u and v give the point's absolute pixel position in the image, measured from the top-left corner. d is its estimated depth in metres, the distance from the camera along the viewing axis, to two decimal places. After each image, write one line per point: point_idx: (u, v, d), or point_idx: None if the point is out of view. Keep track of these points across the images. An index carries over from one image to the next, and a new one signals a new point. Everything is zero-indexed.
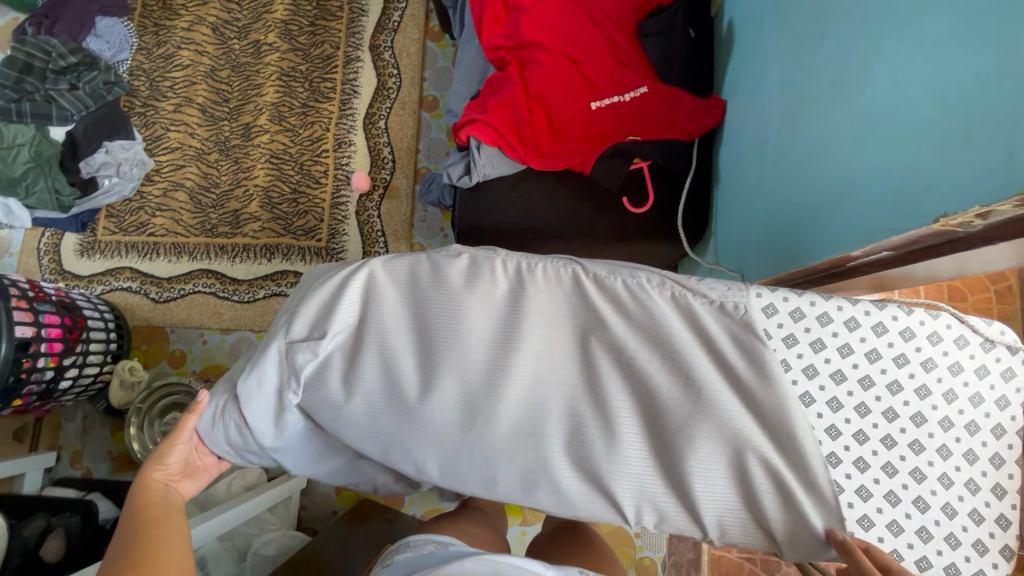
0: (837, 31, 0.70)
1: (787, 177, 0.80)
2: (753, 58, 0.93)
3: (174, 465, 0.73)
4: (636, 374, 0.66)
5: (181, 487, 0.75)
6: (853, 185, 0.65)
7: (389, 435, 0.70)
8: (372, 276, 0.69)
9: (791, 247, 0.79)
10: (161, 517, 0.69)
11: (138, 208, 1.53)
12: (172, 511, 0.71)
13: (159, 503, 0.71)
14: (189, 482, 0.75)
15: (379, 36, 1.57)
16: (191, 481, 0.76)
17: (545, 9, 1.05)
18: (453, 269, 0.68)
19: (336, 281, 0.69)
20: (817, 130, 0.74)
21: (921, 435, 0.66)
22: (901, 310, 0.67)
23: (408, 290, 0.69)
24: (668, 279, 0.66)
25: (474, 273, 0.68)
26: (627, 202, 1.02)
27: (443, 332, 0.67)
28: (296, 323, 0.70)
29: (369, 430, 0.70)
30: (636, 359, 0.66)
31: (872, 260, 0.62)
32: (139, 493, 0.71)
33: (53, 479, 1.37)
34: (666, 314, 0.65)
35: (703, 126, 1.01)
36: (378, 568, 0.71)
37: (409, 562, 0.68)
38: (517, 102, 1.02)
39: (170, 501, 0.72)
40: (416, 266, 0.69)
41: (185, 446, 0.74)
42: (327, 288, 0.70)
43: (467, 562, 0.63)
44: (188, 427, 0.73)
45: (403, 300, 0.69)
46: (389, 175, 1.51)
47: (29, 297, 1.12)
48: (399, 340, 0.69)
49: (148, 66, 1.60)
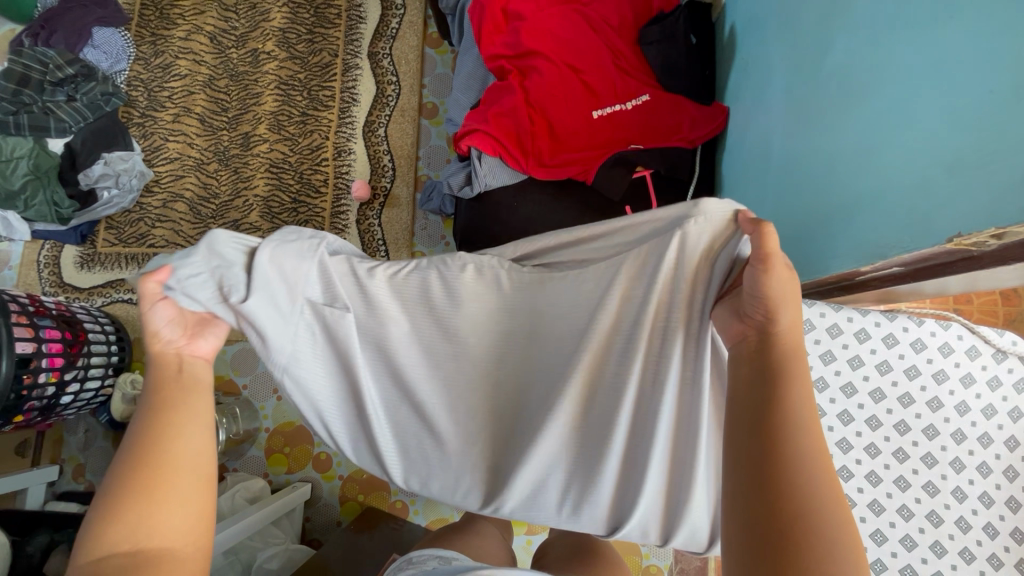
0: (842, 43, 0.69)
1: (793, 189, 0.79)
2: (755, 66, 0.92)
3: (173, 329, 0.56)
4: (619, 368, 0.60)
5: (198, 351, 0.58)
6: (859, 197, 0.64)
7: (401, 438, 0.72)
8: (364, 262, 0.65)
9: (798, 257, 0.77)
10: (180, 407, 0.54)
11: (138, 219, 1.52)
12: (198, 393, 0.56)
13: (177, 384, 0.55)
14: (202, 341, 0.58)
15: (378, 43, 1.56)
16: (206, 340, 0.58)
17: (545, 19, 1.04)
18: (462, 282, 0.64)
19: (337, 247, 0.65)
20: (822, 139, 0.72)
21: (934, 448, 0.66)
22: (912, 320, 0.69)
23: (417, 303, 0.66)
24: (643, 237, 0.56)
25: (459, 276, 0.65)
26: (630, 211, 1.01)
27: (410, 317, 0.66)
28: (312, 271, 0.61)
29: (386, 435, 0.71)
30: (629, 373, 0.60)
31: (881, 275, 0.61)
32: (157, 370, 0.56)
33: (55, 493, 1.36)
34: (638, 272, 0.56)
35: (706, 134, 1.00)
36: None
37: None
38: (517, 112, 1.01)
39: (188, 378, 0.56)
40: (423, 279, 0.65)
41: (169, 306, 0.56)
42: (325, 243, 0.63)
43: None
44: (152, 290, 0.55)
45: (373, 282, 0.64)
46: (389, 184, 1.50)
47: (29, 313, 1.12)
48: (402, 362, 0.67)
49: (146, 76, 1.59)
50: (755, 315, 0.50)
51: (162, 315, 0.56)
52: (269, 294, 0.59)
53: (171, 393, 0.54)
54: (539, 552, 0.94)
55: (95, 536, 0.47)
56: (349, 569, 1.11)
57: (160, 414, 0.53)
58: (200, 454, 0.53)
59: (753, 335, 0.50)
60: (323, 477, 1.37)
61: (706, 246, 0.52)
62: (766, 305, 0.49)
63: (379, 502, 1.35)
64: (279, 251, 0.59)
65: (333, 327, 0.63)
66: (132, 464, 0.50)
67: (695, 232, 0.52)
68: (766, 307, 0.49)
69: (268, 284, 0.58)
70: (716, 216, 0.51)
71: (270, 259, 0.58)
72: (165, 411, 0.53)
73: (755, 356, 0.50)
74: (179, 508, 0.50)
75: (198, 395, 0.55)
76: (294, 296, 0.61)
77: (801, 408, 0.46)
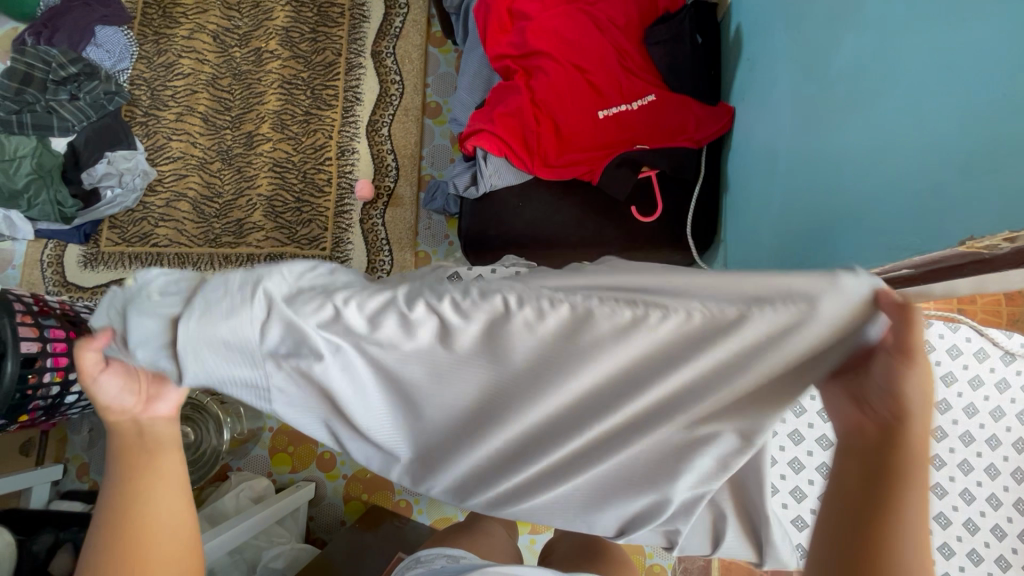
0: (851, 44, 0.69)
1: (800, 189, 0.79)
2: (762, 66, 0.92)
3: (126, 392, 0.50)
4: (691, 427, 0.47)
5: (155, 411, 0.52)
6: (867, 197, 0.64)
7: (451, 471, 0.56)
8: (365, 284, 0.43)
9: (804, 257, 0.77)
10: (151, 471, 0.51)
11: (140, 219, 1.52)
12: (166, 453, 0.52)
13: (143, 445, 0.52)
14: (160, 403, 0.51)
15: (381, 42, 1.56)
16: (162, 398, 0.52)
17: (550, 19, 1.04)
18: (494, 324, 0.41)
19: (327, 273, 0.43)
20: (829, 140, 0.72)
21: (943, 450, 0.67)
22: (921, 324, 0.69)
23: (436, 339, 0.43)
24: (770, 297, 0.36)
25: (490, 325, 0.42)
26: (635, 211, 1.01)
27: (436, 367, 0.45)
28: (267, 328, 0.40)
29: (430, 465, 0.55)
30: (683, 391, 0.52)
31: (891, 277, 0.59)
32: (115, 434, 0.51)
33: (60, 492, 1.36)
34: (731, 337, 0.38)
35: (711, 134, 1.00)
36: None
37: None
38: (523, 112, 1.01)
39: (153, 437, 0.52)
40: (440, 309, 0.41)
41: (120, 374, 0.49)
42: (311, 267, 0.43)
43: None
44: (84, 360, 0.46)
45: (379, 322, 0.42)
46: (393, 184, 1.50)
47: (33, 312, 1.12)
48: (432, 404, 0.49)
49: (149, 75, 1.59)
50: (878, 408, 0.41)
51: (111, 386, 0.49)
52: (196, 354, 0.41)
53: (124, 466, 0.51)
54: (546, 549, 0.94)
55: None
56: (355, 568, 1.12)
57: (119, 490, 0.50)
58: (170, 518, 0.51)
59: (874, 431, 0.41)
60: (327, 477, 1.37)
61: (832, 332, 0.37)
62: (898, 402, 0.39)
63: (383, 501, 1.35)
64: (203, 318, 0.40)
65: (309, 372, 0.44)
66: (111, 539, 0.49)
67: (821, 308, 0.36)
68: (898, 406, 0.40)
69: (204, 371, 0.42)
70: (854, 296, 0.35)
71: (193, 347, 0.40)
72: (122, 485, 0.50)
73: (875, 452, 0.42)
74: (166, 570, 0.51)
75: (166, 455, 0.52)
76: (243, 351, 0.41)
77: (910, 520, 0.41)
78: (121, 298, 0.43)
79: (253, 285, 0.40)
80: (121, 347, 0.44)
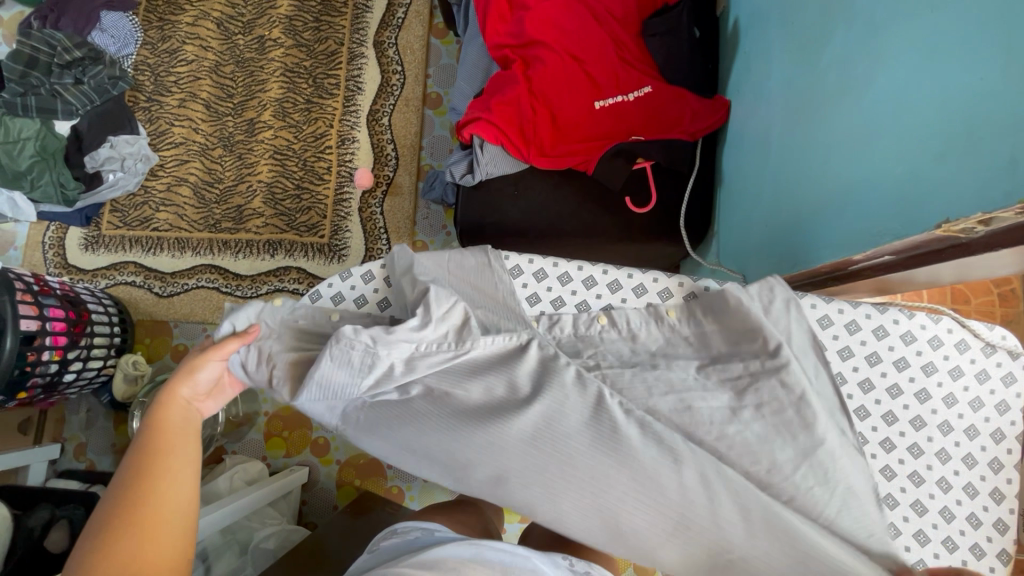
0: (841, 36, 0.69)
1: (790, 181, 0.79)
2: (757, 59, 0.92)
3: (202, 384, 0.65)
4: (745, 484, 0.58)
5: (202, 407, 0.66)
6: (857, 184, 0.64)
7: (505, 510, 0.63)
8: (469, 330, 0.65)
9: (793, 250, 0.78)
10: (179, 445, 0.60)
11: (142, 203, 1.54)
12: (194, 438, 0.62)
13: (181, 421, 0.62)
14: (209, 401, 0.66)
15: (383, 32, 1.57)
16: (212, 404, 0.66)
17: (548, 8, 1.04)
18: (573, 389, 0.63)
19: (450, 309, 0.65)
20: (820, 131, 0.73)
21: (920, 439, 0.62)
22: (903, 313, 0.65)
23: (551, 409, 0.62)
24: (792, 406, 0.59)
25: (548, 369, 0.64)
26: (630, 203, 1.02)
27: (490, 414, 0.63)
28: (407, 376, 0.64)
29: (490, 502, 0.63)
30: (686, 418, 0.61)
31: (873, 264, 0.60)
32: (160, 406, 0.62)
33: (56, 471, 1.38)
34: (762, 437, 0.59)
35: (706, 127, 1.01)
36: (364, 554, 0.68)
37: (393, 549, 0.66)
38: (520, 101, 1.01)
39: (191, 423, 0.63)
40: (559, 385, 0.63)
41: (217, 365, 0.65)
42: (430, 301, 0.64)
43: (451, 547, 0.60)
44: (227, 349, 0.64)
45: (466, 368, 0.66)
46: (392, 173, 1.51)
47: (33, 291, 1.14)
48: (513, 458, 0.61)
49: (153, 61, 1.60)
50: None
51: (209, 367, 0.65)
52: (354, 378, 0.62)
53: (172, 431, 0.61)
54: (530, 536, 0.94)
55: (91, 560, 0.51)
56: (344, 548, 1.12)
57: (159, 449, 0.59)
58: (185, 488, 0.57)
59: None
60: (320, 462, 1.39)
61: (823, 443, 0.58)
62: None
63: (376, 487, 1.36)
64: (382, 338, 0.63)
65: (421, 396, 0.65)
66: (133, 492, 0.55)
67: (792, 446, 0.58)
68: None
69: (312, 395, 0.62)
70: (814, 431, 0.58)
71: (321, 376, 0.62)
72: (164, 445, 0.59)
73: None
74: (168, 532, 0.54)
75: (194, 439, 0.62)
76: (375, 370, 0.63)
77: None
78: (241, 313, 0.66)
79: (376, 339, 0.62)
80: (332, 366, 0.62)
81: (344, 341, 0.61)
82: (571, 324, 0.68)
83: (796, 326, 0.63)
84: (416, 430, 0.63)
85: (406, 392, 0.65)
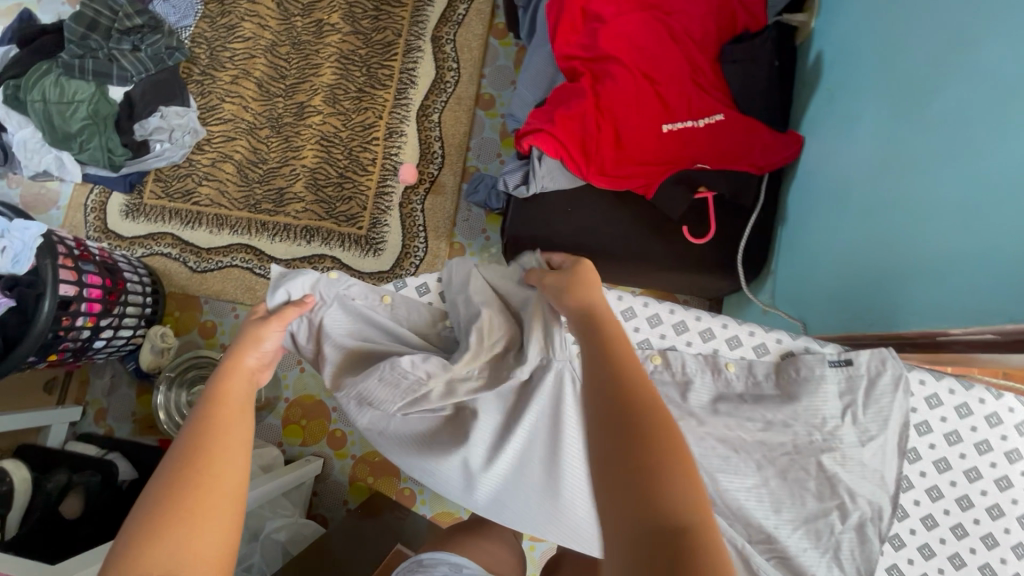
0: (955, 89, 0.64)
1: (873, 235, 0.76)
2: (841, 99, 0.88)
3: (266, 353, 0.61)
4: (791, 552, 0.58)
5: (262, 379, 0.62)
6: (966, 250, 0.60)
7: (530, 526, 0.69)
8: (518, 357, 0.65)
9: (868, 307, 0.75)
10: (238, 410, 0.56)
11: (186, 175, 1.54)
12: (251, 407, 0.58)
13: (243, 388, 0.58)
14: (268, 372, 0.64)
15: (442, 27, 1.55)
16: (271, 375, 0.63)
17: (624, 23, 1.01)
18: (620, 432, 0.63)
19: (497, 336, 0.66)
20: (915, 188, 0.69)
21: (996, 530, 0.58)
22: (990, 392, 0.60)
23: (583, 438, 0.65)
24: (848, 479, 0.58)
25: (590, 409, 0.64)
26: (688, 232, 0.99)
27: (523, 447, 0.66)
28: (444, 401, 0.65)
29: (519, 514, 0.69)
30: (732, 468, 0.60)
31: (969, 339, 0.59)
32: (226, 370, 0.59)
33: (77, 434, 1.39)
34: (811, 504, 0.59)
35: (777, 162, 0.96)
36: None
37: None
38: (586, 116, 0.98)
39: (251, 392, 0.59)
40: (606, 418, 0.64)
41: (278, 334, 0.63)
42: (483, 329, 0.65)
43: None
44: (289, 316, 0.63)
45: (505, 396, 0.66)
46: (436, 171, 1.49)
47: (74, 256, 1.14)
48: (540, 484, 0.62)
49: (210, 35, 1.59)
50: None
51: (274, 337, 0.63)
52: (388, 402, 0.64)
53: (230, 405, 0.56)
54: (552, 561, 0.92)
55: (137, 546, 0.46)
56: (349, 551, 1.09)
57: (213, 421, 0.54)
58: (240, 469, 0.52)
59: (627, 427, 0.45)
60: (335, 454, 1.37)
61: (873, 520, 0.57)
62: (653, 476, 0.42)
63: (388, 488, 1.34)
64: (434, 365, 0.64)
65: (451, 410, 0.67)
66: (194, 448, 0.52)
67: None
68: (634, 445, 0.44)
69: (350, 397, 0.66)
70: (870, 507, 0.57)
71: (363, 390, 0.64)
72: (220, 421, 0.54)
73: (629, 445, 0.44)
74: (220, 517, 0.49)
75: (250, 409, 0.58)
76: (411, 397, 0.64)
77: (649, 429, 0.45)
78: (297, 280, 0.66)
79: (429, 372, 0.63)
80: (382, 385, 0.63)
81: (397, 368, 0.63)
82: None
83: (897, 410, 0.58)
84: (438, 451, 0.66)
85: (439, 412, 0.67)
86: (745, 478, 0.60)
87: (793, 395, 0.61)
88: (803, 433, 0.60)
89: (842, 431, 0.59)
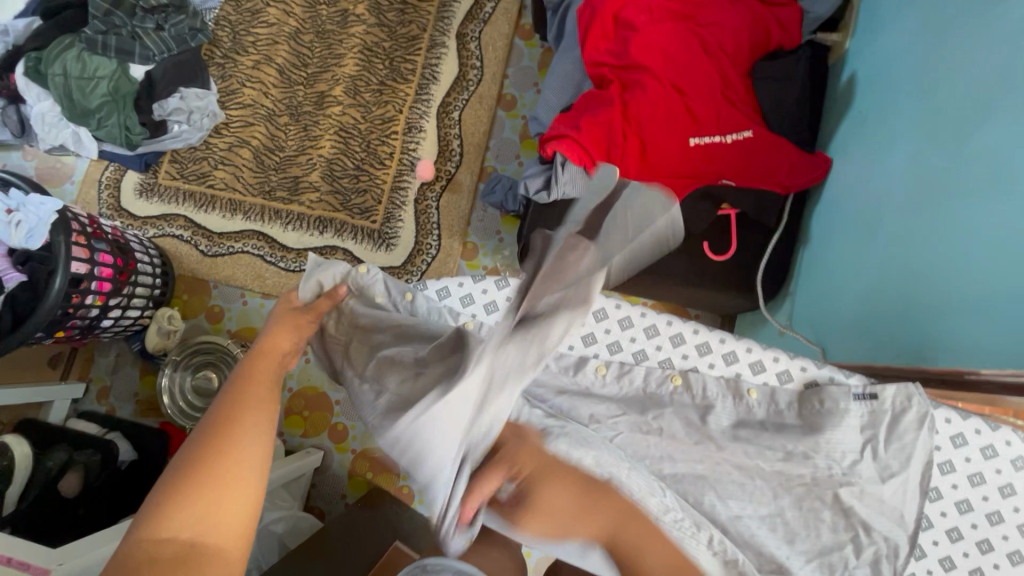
0: (1000, 122, 0.63)
1: (903, 266, 0.74)
2: (874, 123, 0.86)
3: None
4: None
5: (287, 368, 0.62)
6: (1007, 289, 0.59)
7: None
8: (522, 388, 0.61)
9: (892, 339, 0.74)
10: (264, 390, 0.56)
11: (201, 158, 1.53)
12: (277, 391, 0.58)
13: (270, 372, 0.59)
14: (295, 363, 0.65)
15: (468, 24, 1.53)
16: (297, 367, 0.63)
17: (657, 32, 0.99)
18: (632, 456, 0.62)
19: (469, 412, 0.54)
20: (953, 221, 0.67)
21: None
22: (1016, 435, 0.59)
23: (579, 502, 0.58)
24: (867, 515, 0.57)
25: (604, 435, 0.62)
26: (708, 248, 0.98)
27: None
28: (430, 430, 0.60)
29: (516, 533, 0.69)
30: None
31: (1001, 381, 0.58)
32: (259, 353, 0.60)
33: (78, 411, 1.39)
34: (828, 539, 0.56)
35: (801, 183, 0.95)
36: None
37: None
38: (612, 123, 0.96)
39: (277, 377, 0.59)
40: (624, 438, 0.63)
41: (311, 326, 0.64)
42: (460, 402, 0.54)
43: None
44: None
45: None
46: (454, 169, 1.48)
47: (87, 233, 1.12)
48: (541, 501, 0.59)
49: (234, 18, 1.58)
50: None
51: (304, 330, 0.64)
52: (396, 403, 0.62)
53: (253, 394, 0.55)
54: None
55: (150, 518, 0.45)
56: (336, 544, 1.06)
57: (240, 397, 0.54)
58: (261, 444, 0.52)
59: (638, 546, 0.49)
60: (336, 448, 1.37)
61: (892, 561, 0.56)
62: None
63: (387, 483, 1.33)
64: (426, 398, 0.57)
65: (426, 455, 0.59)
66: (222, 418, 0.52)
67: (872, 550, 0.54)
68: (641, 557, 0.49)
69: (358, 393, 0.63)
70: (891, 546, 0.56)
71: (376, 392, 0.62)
72: (244, 405, 0.53)
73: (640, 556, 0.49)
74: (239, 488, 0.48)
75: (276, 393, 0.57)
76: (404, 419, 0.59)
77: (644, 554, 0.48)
78: (326, 270, 0.72)
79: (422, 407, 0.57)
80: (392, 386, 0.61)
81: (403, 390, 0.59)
82: (643, 377, 0.69)
83: (921, 446, 0.59)
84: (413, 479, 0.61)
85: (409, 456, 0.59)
86: (758, 507, 0.56)
87: (816, 427, 0.62)
88: (823, 466, 0.59)
89: (862, 467, 0.58)
